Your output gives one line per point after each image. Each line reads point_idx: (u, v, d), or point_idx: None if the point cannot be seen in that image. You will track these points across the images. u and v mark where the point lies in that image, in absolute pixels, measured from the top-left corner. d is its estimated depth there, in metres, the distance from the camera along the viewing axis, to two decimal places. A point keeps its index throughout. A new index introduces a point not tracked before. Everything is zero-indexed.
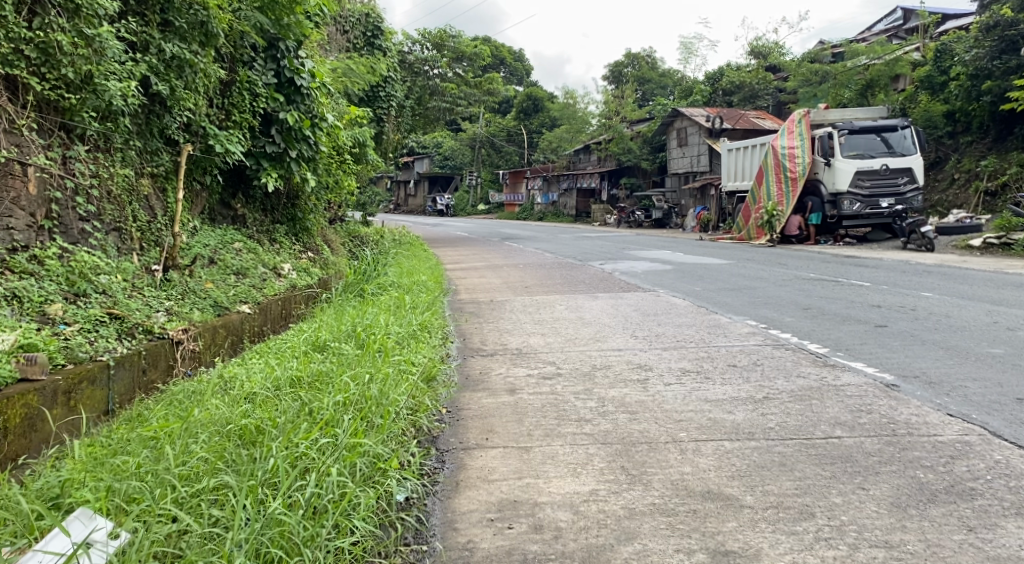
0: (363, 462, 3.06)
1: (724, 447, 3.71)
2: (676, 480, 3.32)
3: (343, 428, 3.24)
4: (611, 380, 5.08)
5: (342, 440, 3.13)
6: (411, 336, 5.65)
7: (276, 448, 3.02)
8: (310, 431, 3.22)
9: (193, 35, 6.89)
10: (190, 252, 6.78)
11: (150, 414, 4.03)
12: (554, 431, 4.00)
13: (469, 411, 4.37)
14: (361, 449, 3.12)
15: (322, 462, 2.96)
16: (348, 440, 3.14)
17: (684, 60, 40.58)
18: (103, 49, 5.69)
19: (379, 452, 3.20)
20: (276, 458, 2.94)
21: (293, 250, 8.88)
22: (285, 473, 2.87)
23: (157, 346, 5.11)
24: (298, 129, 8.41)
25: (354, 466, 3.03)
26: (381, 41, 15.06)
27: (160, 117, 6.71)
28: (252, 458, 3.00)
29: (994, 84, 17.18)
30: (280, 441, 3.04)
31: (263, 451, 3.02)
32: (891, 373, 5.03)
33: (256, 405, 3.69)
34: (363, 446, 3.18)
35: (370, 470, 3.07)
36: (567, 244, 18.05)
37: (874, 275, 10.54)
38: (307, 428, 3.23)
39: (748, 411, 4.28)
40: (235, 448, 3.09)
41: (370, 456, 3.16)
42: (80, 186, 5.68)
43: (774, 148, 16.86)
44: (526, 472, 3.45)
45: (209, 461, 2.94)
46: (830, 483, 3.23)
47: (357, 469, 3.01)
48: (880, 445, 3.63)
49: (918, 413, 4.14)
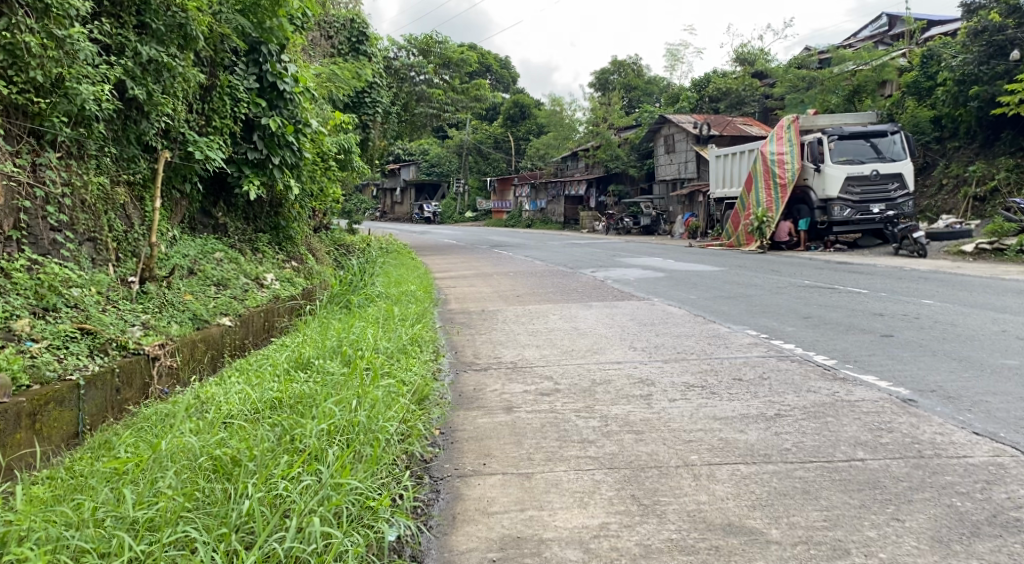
0: (350, 504, 2.76)
1: (741, 472, 3.45)
2: (693, 510, 3.07)
3: (329, 460, 2.95)
4: (613, 396, 4.80)
5: (326, 477, 2.82)
6: (400, 351, 5.35)
7: (255, 487, 2.72)
8: (291, 466, 2.91)
9: (171, 38, 6.60)
10: (168, 262, 6.46)
11: (117, 441, 3.72)
12: (556, 455, 3.72)
13: (465, 432, 4.09)
14: (348, 489, 2.81)
15: (307, 503, 2.66)
16: (333, 478, 2.83)
17: (670, 68, 40.70)
18: (75, 50, 5.44)
19: (368, 489, 2.90)
20: (253, 500, 2.64)
21: (276, 259, 8.50)
22: (264, 518, 2.57)
23: (132, 363, 4.80)
24: (280, 135, 8.12)
25: (339, 510, 2.72)
26: (367, 47, 14.67)
27: (137, 123, 6.40)
28: (225, 500, 2.71)
29: (982, 88, 16.89)
30: (256, 478, 2.74)
31: (237, 491, 2.73)
32: (906, 388, 4.78)
33: (232, 432, 3.37)
34: (350, 484, 2.88)
35: (358, 511, 2.78)
36: (556, 251, 17.76)
37: (872, 282, 10.32)
38: (288, 462, 2.93)
39: (761, 430, 4.02)
40: (206, 487, 2.79)
41: (358, 494, 2.86)
42: (50, 195, 5.35)
43: (763, 154, 16.62)
44: (529, 503, 3.18)
45: (177, 500, 2.65)
46: (860, 513, 3.00)
47: (342, 513, 2.71)
48: (907, 469, 3.39)
49: (943, 431, 3.90)
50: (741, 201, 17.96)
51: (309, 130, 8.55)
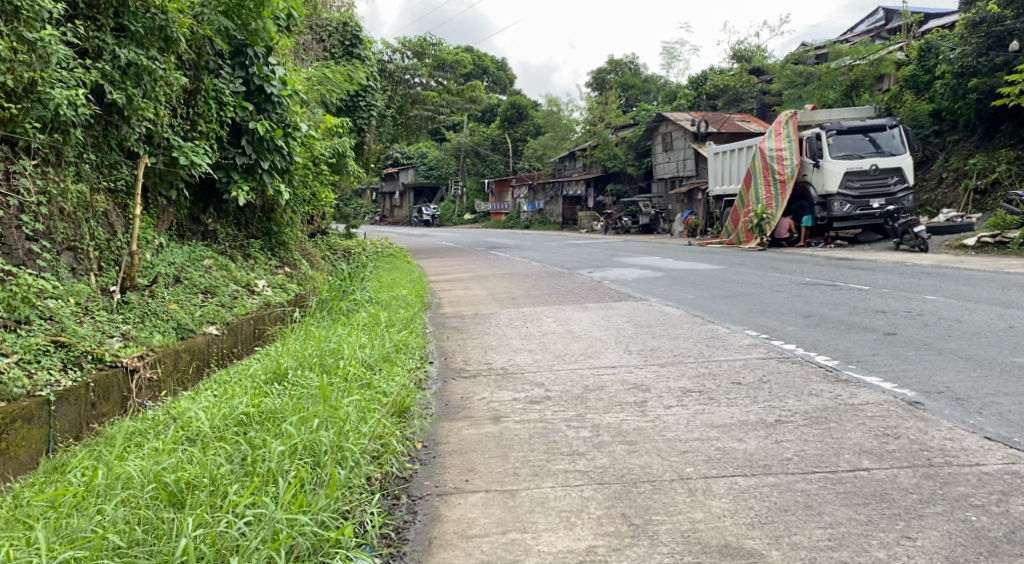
0: (303, 541, 2.55)
1: (739, 485, 3.23)
2: (687, 530, 2.86)
3: (284, 488, 2.75)
4: (606, 403, 4.59)
5: (277, 509, 2.62)
6: (384, 360, 5.14)
7: (197, 523, 2.52)
8: (243, 496, 2.70)
9: (152, 40, 6.38)
10: (152, 270, 6.20)
11: (79, 461, 3.51)
12: (544, 469, 3.51)
13: (448, 445, 3.88)
14: (301, 523, 2.60)
15: (252, 541, 2.46)
16: (285, 511, 2.62)
17: (667, 65, 40.48)
18: (47, 54, 5.24)
19: (326, 521, 2.70)
20: (193, 538, 2.44)
21: (267, 265, 8.28)
22: (203, 556, 2.37)
23: (108, 377, 4.59)
24: (270, 139, 7.89)
25: (290, 547, 2.52)
26: (360, 49, 14.43)
27: (117, 128, 6.21)
28: (166, 538, 2.52)
29: (981, 81, 16.71)
30: (201, 512, 2.55)
31: (179, 528, 2.53)
32: (912, 389, 4.57)
33: (196, 454, 3.17)
34: (306, 515, 2.67)
35: (313, 548, 2.57)
36: (552, 252, 17.51)
37: (873, 278, 10.10)
38: (239, 492, 2.73)
39: (761, 439, 3.80)
40: (149, 523, 2.60)
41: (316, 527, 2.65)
42: (25, 204, 5.13)
43: (762, 150, 16.41)
44: (512, 524, 2.97)
45: (112, 537, 2.46)
46: (867, 531, 2.79)
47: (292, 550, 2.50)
48: (917, 480, 3.18)
49: (952, 436, 3.69)
50: (740, 198, 17.75)
51: (298, 133, 8.33)
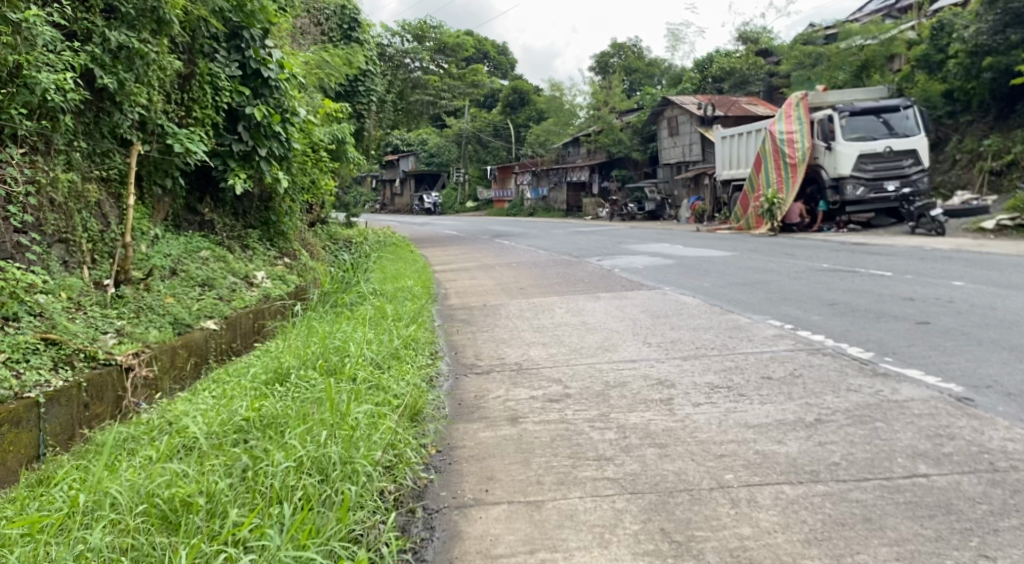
0: None
1: (787, 494, 2.94)
2: (735, 549, 2.57)
3: (290, 515, 2.48)
4: (629, 401, 4.30)
5: (281, 539, 2.36)
6: (392, 357, 4.85)
7: (191, 556, 2.27)
8: (242, 524, 2.45)
9: (144, 22, 5.99)
10: (147, 262, 5.90)
11: (64, 475, 3.22)
12: (569, 477, 3.21)
13: (465, 450, 3.59)
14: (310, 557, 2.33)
15: None
16: (291, 540, 2.36)
17: (672, 48, 39.93)
18: (33, 36, 4.86)
19: (337, 551, 2.43)
20: None
21: (267, 256, 7.99)
22: None
23: (100, 376, 4.29)
24: (267, 125, 7.57)
25: None
26: (360, 34, 14.10)
27: (110, 115, 5.87)
28: None
29: (995, 60, 16.31)
30: (195, 545, 2.30)
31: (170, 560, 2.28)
32: (959, 383, 4.27)
33: (188, 467, 2.90)
34: (312, 545, 2.40)
35: None
36: (560, 240, 17.11)
37: (893, 263, 9.77)
38: (237, 519, 2.47)
39: (802, 440, 3.50)
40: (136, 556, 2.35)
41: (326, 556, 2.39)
42: (12, 194, 4.81)
43: (771, 134, 16.01)
44: (540, 542, 2.68)
45: None
46: (939, 549, 2.51)
47: None
48: (984, 487, 2.89)
49: (1013, 437, 3.38)
50: (750, 183, 17.34)
51: (297, 119, 8.00)
